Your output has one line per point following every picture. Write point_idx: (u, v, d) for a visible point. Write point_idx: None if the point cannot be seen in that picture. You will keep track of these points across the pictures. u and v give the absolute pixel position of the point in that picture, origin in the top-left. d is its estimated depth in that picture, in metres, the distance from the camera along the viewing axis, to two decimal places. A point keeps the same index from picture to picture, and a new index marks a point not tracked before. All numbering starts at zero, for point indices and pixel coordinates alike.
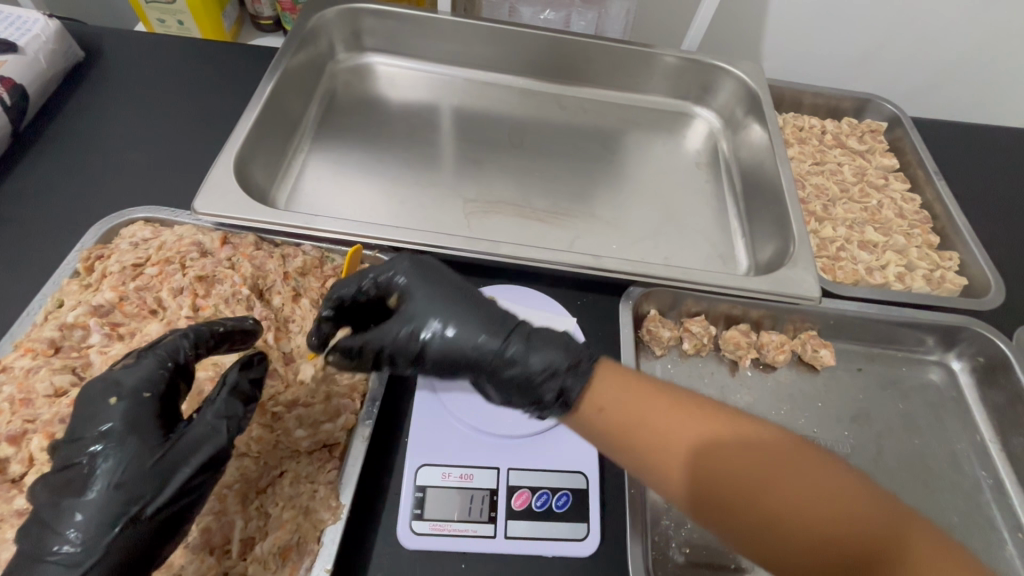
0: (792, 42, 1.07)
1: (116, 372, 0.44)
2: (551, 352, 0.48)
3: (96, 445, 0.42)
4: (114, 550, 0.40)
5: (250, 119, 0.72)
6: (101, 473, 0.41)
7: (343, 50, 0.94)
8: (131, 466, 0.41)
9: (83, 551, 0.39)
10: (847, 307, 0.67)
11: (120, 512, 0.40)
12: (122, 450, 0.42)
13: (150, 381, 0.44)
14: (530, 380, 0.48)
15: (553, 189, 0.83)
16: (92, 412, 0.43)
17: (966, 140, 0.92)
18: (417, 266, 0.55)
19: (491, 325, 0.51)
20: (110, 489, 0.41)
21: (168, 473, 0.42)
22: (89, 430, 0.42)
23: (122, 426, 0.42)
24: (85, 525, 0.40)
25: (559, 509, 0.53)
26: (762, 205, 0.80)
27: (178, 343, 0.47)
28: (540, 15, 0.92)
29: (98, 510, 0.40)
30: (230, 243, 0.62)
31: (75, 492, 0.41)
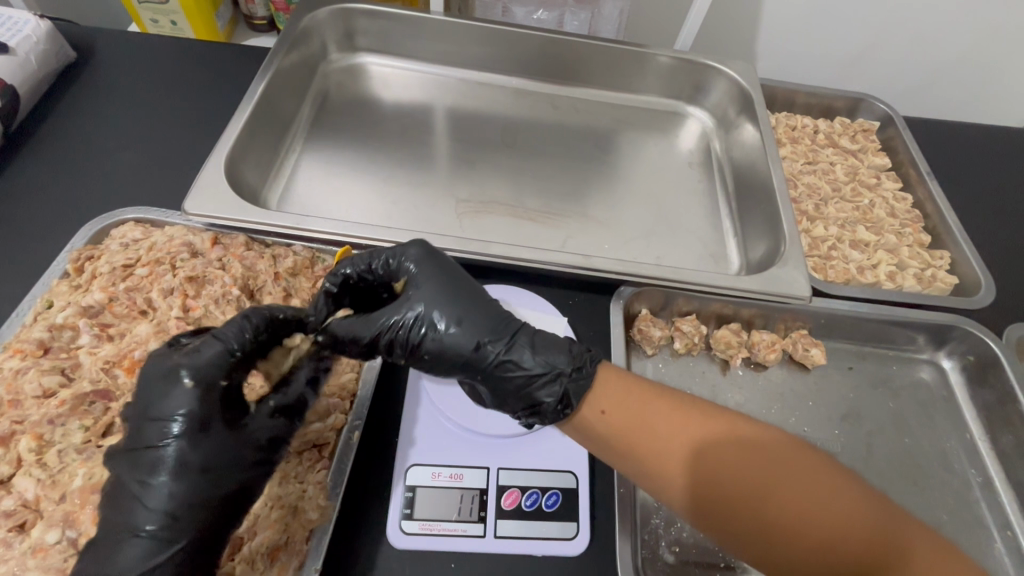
0: (785, 41, 1.08)
1: (182, 358, 0.44)
2: (555, 357, 0.49)
3: (175, 429, 0.43)
4: (200, 529, 0.43)
5: (241, 119, 0.72)
6: (177, 461, 0.43)
7: (336, 50, 0.94)
8: (214, 450, 0.44)
9: (168, 529, 0.42)
10: (838, 306, 0.67)
11: (205, 494, 0.43)
12: (206, 436, 0.44)
13: (221, 368, 0.45)
14: (529, 385, 0.49)
15: (546, 189, 0.83)
16: (165, 397, 0.44)
17: (958, 140, 0.92)
18: (425, 257, 0.54)
19: (491, 327, 0.51)
20: (191, 474, 0.43)
21: (248, 458, 0.45)
22: (165, 414, 0.43)
23: (202, 413, 0.44)
24: (175, 505, 0.42)
25: (549, 508, 0.53)
26: (754, 204, 0.80)
27: (242, 328, 0.47)
28: (533, 14, 0.92)
29: (184, 492, 0.43)
30: (221, 243, 0.62)
31: (156, 475, 0.43)
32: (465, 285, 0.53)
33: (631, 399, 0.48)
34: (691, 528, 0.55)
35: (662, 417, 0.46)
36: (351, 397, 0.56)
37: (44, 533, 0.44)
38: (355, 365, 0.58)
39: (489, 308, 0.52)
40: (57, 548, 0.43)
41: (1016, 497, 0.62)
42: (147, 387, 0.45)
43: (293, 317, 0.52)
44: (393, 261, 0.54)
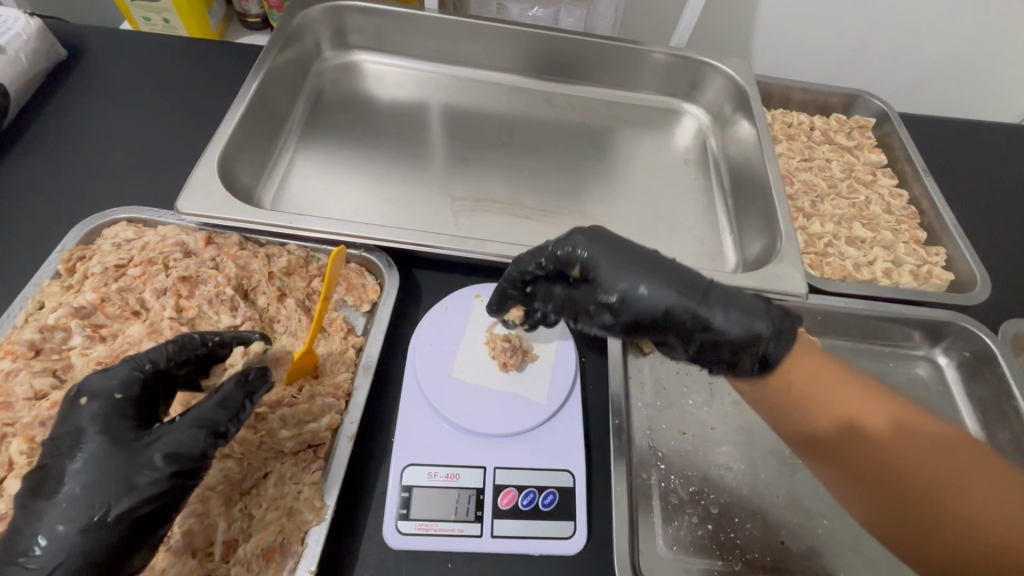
0: (781, 39, 1.08)
1: (96, 379, 0.45)
2: (752, 307, 0.48)
3: (74, 447, 0.42)
4: (83, 553, 0.39)
5: (234, 117, 0.72)
6: (70, 476, 0.40)
7: (330, 48, 0.93)
8: (104, 467, 0.41)
9: (50, 553, 0.38)
10: (834, 303, 0.68)
11: (89, 515, 0.39)
12: (98, 451, 0.41)
13: (126, 384, 0.45)
14: (734, 347, 0.47)
15: (542, 187, 0.83)
16: (75, 416, 0.43)
17: (953, 135, 0.92)
18: (596, 233, 0.51)
19: (687, 292, 0.48)
20: (77, 489, 0.40)
21: (136, 477, 0.41)
22: (73, 430, 0.42)
23: (99, 427, 0.42)
24: (54, 528, 0.39)
25: (545, 507, 0.53)
26: (750, 201, 0.80)
27: (162, 348, 0.47)
28: (528, 12, 0.91)
29: (67, 513, 0.39)
30: (214, 242, 0.61)
31: (51, 494, 0.40)
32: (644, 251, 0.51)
33: (822, 383, 0.49)
34: (688, 525, 0.55)
35: (846, 396, 0.48)
36: (348, 397, 0.55)
37: None
38: (351, 365, 0.57)
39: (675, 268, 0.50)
40: None
41: None
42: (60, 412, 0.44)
43: (229, 338, 0.51)
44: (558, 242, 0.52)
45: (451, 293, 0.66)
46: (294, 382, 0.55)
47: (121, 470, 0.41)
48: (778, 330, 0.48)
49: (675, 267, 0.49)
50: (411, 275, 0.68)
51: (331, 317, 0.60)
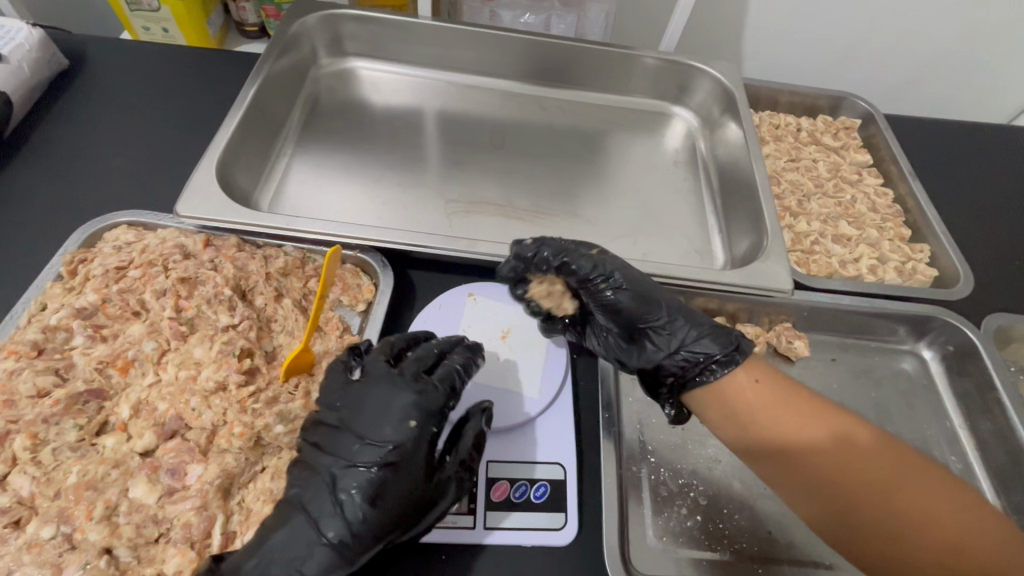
0: (769, 45, 1.10)
1: (414, 394, 0.51)
2: (691, 346, 0.56)
3: (386, 460, 0.48)
4: (375, 524, 0.46)
5: (233, 123, 0.73)
6: (386, 459, 0.48)
7: (326, 55, 0.95)
8: (393, 505, 0.47)
9: (360, 517, 0.46)
10: (820, 299, 0.69)
11: (391, 496, 0.47)
12: (403, 477, 0.48)
13: (433, 413, 0.51)
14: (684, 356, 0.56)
15: (535, 189, 0.84)
16: (386, 419, 0.50)
17: (937, 136, 0.94)
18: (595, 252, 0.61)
19: (651, 309, 0.58)
20: (389, 473, 0.47)
21: (424, 508, 0.48)
22: (380, 439, 0.49)
23: (410, 451, 0.48)
24: (362, 535, 0.46)
25: (537, 499, 0.54)
26: (737, 201, 0.82)
27: (429, 358, 0.55)
28: (521, 19, 0.95)
29: (374, 527, 0.46)
30: (213, 245, 0.63)
31: (354, 496, 0.47)
32: (616, 277, 0.58)
33: (783, 409, 0.51)
34: (678, 517, 0.57)
35: (804, 418, 0.51)
36: None
37: (39, 529, 0.44)
38: None
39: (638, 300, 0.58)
40: (52, 543, 0.44)
41: (994, 484, 0.63)
42: (375, 402, 0.51)
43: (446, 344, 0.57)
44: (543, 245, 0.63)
45: (444, 293, 0.68)
46: (289, 379, 0.56)
47: (418, 496, 0.48)
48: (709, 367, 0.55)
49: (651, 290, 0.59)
50: (405, 275, 0.70)
51: (327, 316, 0.61)
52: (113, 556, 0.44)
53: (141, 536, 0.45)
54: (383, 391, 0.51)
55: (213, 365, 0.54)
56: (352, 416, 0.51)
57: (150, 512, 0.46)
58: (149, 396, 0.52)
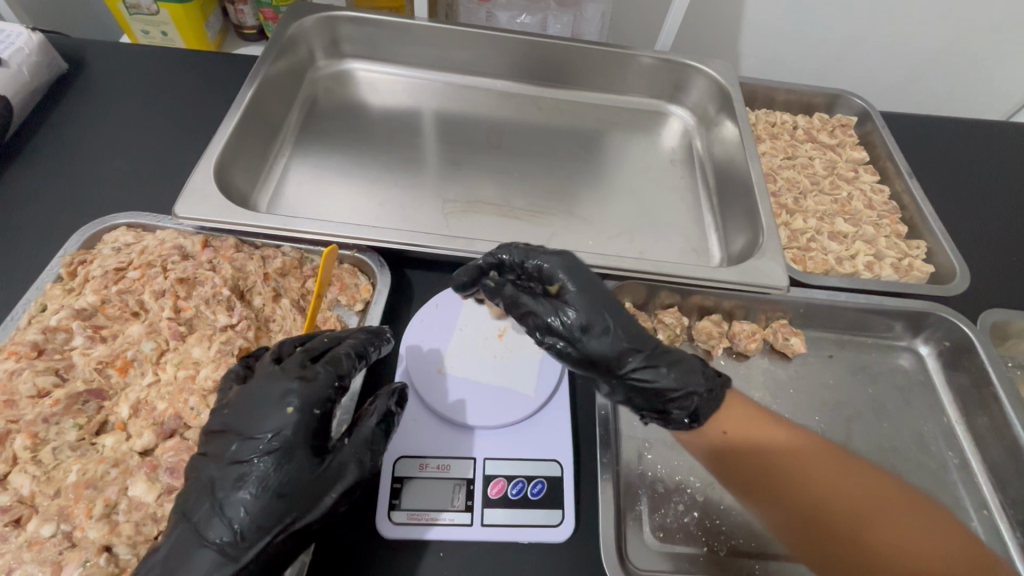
0: (766, 44, 1.11)
1: (296, 382, 0.49)
2: (678, 377, 0.52)
3: (268, 450, 0.46)
4: (261, 518, 0.45)
5: (230, 125, 0.74)
6: (268, 455, 0.46)
7: (323, 57, 0.96)
8: (282, 499, 0.45)
9: (246, 515, 0.44)
10: (817, 296, 0.69)
11: (274, 488, 0.45)
12: (290, 464, 0.46)
13: (321, 399, 0.49)
14: (672, 392, 0.52)
15: (531, 188, 0.85)
16: (268, 411, 0.48)
17: (933, 133, 0.95)
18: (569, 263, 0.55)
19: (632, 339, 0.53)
20: (272, 467, 0.46)
21: (317, 493, 0.46)
22: (262, 432, 0.47)
23: (294, 438, 0.47)
24: (246, 529, 0.44)
25: (534, 496, 0.54)
26: (733, 199, 0.82)
27: (318, 345, 0.53)
28: (517, 19, 0.96)
29: (260, 517, 0.45)
30: (212, 245, 0.63)
31: (237, 491, 0.45)
32: (595, 303, 0.53)
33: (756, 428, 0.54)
34: (675, 513, 0.57)
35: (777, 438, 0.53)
36: None
37: (38, 527, 0.44)
38: None
39: (642, 327, 0.54)
40: (52, 541, 0.44)
41: (991, 479, 0.63)
42: (251, 397, 0.49)
43: (344, 333, 0.56)
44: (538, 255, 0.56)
45: (442, 291, 0.68)
46: None
47: (305, 485, 0.46)
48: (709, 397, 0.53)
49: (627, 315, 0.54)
50: (403, 274, 0.70)
51: (325, 316, 0.62)
52: (112, 553, 0.45)
53: (141, 534, 0.46)
54: (262, 383, 0.49)
55: (212, 365, 0.54)
56: (234, 415, 0.48)
57: (149, 510, 0.47)
58: (148, 395, 0.53)
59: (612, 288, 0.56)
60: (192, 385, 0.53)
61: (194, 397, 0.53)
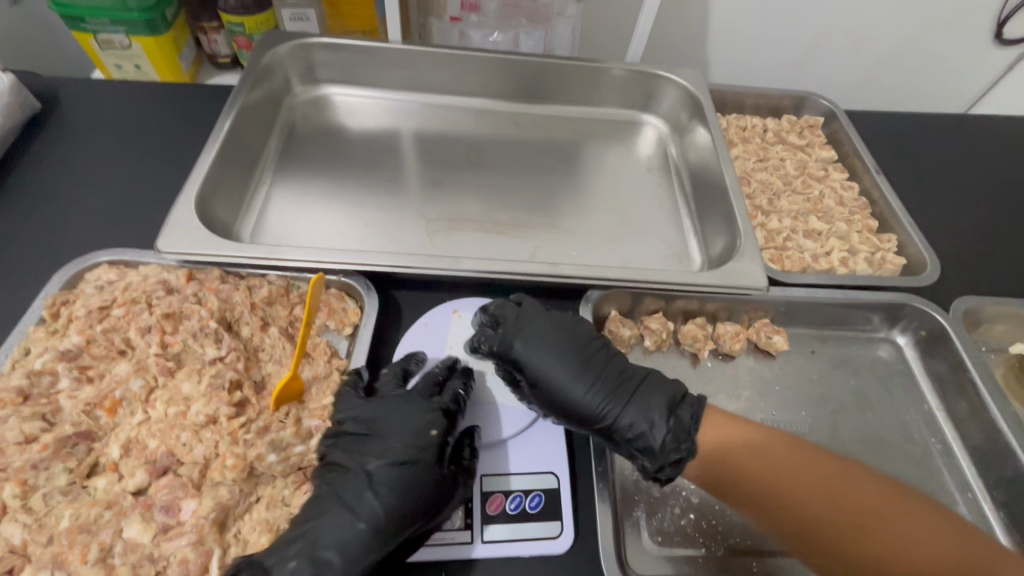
0: (734, 50, 1.14)
1: (427, 406, 0.56)
2: (642, 436, 0.55)
3: (406, 457, 0.53)
4: (396, 517, 0.50)
5: (209, 157, 0.73)
6: (404, 462, 0.53)
7: (299, 83, 0.96)
8: (415, 501, 0.50)
9: (382, 512, 0.50)
10: (795, 294, 0.71)
11: (408, 493, 0.51)
12: (423, 471, 0.52)
13: (446, 422, 0.56)
14: (637, 448, 0.55)
15: (513, 204, 0.86)
16: (406, 426, 0.55)
17: (897, 129, 0.98)
18: (518, 328, 0.60)
19: (592, 401, 0.56)
20: (405, 474, 0.52)
21: (439, 501, 0.51)
22: (400, 443, 0.54)
23: (428, 450, 0.54)
24: (382, 525, 0.49)
25: (532, 509, 0.55)
26: (710, 203, 0.84)
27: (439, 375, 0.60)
28: (489, 37, 0.98)
29: (396, 516, 0.50)
30: (196, 278, 0.64)
31: (377, 492, 0.51)
32: (551, 371, 0.58)
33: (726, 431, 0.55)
34: (671, 517, 0.58)
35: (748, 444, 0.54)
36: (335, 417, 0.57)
37: None
38: (334, 388, 0.59)
39: (612, 384, 0.57)
40: None
41: (973, 461, 0.66)
42: (388, 414, 0.56)
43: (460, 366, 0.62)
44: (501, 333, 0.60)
45: (430, 310, 0.69)
46: (282, 407, 0.56)
47: (433, 491, 0.51)
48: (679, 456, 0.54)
49: (591, 373, 0.58)
50: (391, 296, 0.70)
51: (315, 342, 0.62)
52: None
53: None
54: (397, 404, 0.56)
55: (203, 400, 0.53)
56: (372, 429, 0.55)
57: (145, 551, 0.46)
58: (139, 434, 0.52)
59: (590, 346, 0.60)
60: (183, 420, 0.53)
61: (186, 432, 0.52)
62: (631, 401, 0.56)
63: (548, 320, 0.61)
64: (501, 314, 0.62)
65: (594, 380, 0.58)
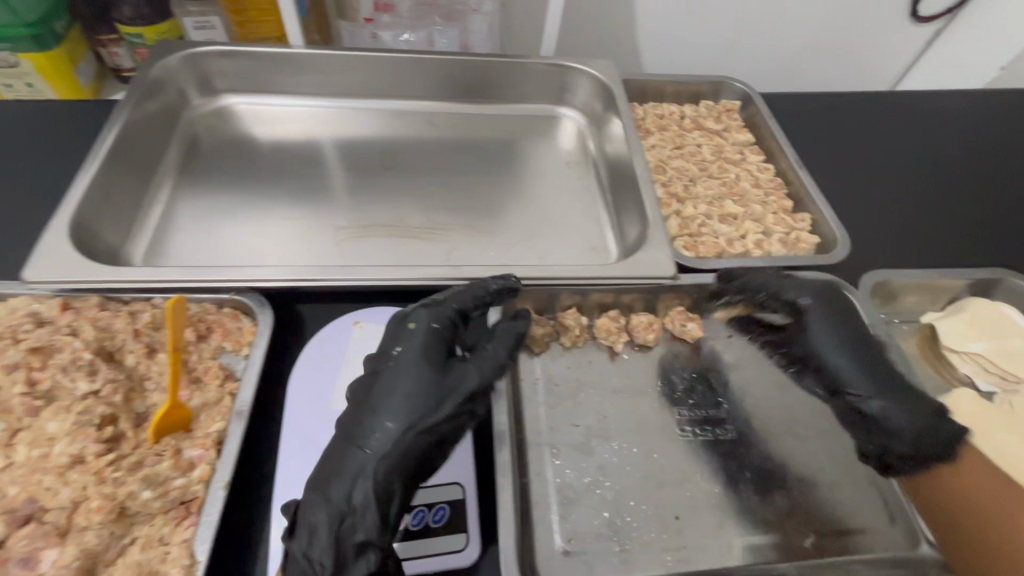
0: (658, 38, 1.13)
1: (422, 312, 0.57)
2: (881, 425, 0.59)
3: (402, 360, 0.54)
4: (406, 421, 0.50)
5: (88, 177, 0.69)
6: (407, 365, 0.53)
7: (197, 95, 0.92)
8: (422, 403, 0.51)
9: (392, 420, 0.50)
10: (708, 279, 0.70)
11: (413, 396, 0.52)
12: (424, 374, 0.53)
13: (446, 323, 0.57)
14: (888, 437, 0.59)
15: (428, 206, 0.84)
16: (402, 335, 0.56)
17: (813, 109, 0.99)
18: (823, 301, 0.65)
19: (865, 384, 0.61)
20: (410, 377, 0.53)
21: (449, 399, 0.53)
22: (397, 351, 0.55)
23: (428, 351, 0.55)
24: (392, 434, 0.50)
25: (436, 524, 0.52)
26: (625, 194, 0.83)
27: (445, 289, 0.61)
28: (401, 37, 0.95)
29: (404, 420, 0.50)
30: (72, 307, 0.59)
31: (385, 400, 0.52)
32: (811, 340, 0.64)
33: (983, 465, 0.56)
34: (586, 517, 0.57)
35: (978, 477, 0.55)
36: (218, 446, 0.53)
37: None
38: (225, 413, 0.56)
39: (885, 385, 0.60)
40: None
41: None
42: (389, 331, 0.58)
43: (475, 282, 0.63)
44: (793, 289, 0.66)
45: (333, 321, 0.66)
46: (164, 437, 0.54)
47: (438, 390, 0.52)
48: (934, 456, 0.58)
49: (873, 358, 0.62)
50: (294, 310, 0.67)
51: (207, 365, 0.59)
52: None
53: None
54: (396, 322, 0.58)
55: (67, 439, 0.50)
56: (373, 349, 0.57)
57: None
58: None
59: (862, 329, 0.64)
60: (47, 462, 0.49)
61: (50, 474, 0.48)
62: (914, 400, 0.59)
63: (844, 302, 0.66)
64: (787, 273, 0.68)
65: (824, 364, 0.63)
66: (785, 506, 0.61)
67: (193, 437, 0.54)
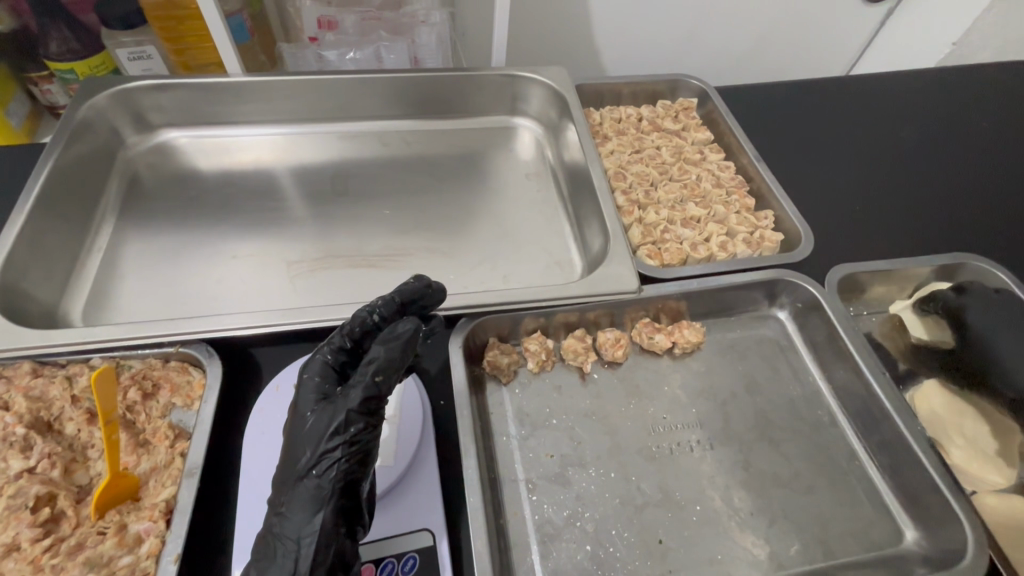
0: (614, 37, 1.11)
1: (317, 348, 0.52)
2: None
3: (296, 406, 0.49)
4: (294, 474, 0.46)
5: (12, 234, 0.65)
6: (296, 410, 0.49)
7: (133, 132, 0.87)
8: (305, 450, 0.46)
9: (287, 474, 0.46)
10: (670, 290, 0.69)
11: (295, 444, 0.47)
12: (308, 418, 0.48)
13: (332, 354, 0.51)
14: None
15: (386, 232, 0.81)
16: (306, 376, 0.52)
17: (771, 101, 0.98)
18: None
19: None
20: (297, 425, 0.48)
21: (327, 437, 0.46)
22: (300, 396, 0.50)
23: (313, 390, 0.49)
24: (287, 490, 0.45)
25: (406, 575, 0.50)
26: (585, 204, 0.81)
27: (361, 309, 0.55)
28: (347, 56, 0.91)
29: (293, 474, 0.46)
30: (2, 377, 0.56)
31: (285, 453, 0.48)
32: None
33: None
34: (566, 551, 0.55)
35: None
36: (168, 515, 0.50)
37: None
38: (176, 477, 0.52)
39: None
40: None
41: (858, 427, 0.66)
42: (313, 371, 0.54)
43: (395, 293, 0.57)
44: None
45: (287, 366, 0.63)
46: (109, 511, 0.50)
47: (318, 431, 0.46)
48: None
49: None
50: (247, 356, 0.64)
51: (156, 425, 0.56)
52: None
53: None
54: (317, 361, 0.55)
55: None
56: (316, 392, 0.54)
57: None
58: None
59: None
60: None
61: None
62: None
63: None
64: None
65: None
66: (769, 517, 0.59)
67: (141, 508, 0.51)
